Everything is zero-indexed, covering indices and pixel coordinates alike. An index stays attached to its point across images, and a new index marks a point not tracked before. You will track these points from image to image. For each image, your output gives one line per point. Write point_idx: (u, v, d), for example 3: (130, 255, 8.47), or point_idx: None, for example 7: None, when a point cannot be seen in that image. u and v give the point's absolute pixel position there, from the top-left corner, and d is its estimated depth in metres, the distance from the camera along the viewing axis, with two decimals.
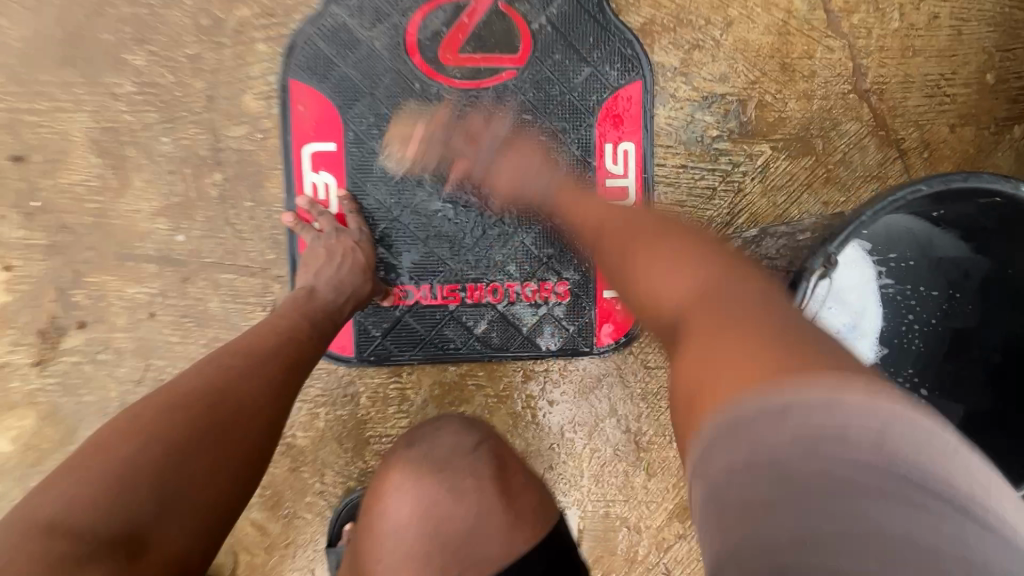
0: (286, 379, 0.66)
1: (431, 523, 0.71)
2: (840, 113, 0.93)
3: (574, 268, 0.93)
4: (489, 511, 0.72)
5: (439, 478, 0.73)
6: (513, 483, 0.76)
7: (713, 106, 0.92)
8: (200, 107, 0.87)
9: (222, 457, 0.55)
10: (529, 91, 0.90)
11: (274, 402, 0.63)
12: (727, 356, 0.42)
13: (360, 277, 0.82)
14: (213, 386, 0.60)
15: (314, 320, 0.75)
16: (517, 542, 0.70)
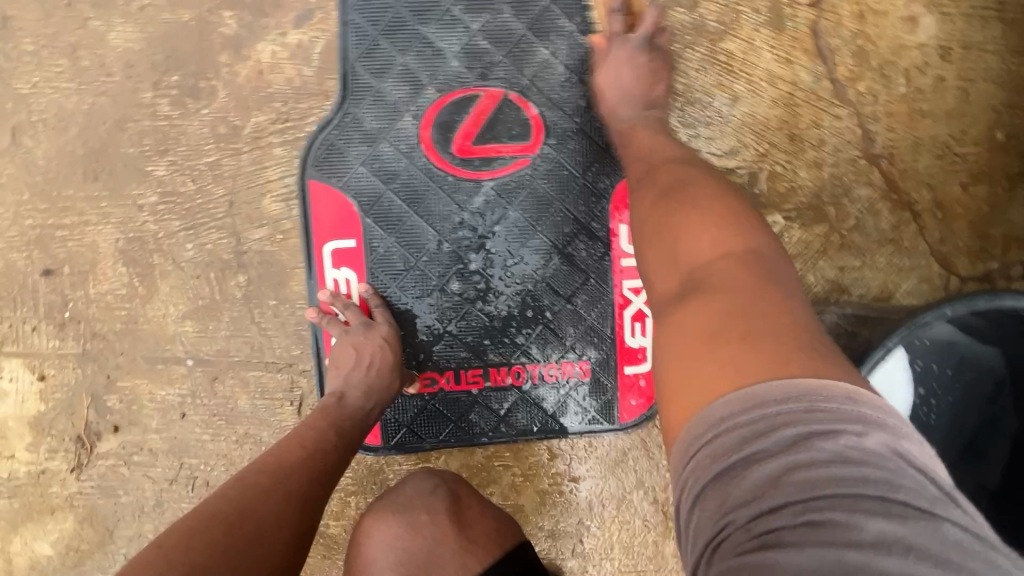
0: (308, 494, 0.65)
1: (399, 561, 0.78)
2: (851, 178, 0.93)
3: (595, 346, 0.93)
4: (445, 541, 0.79)
5: (404, 518, 0.81)
6: (468, 514, 0.82)
7: (724, 181, 0.92)
8: (221, 212, 0.89)
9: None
10: (545, 178, 0.89)
11: (295, 519, 0.62)
12: (738, 339, 0.49)
13: (387, 378, 0.81)
14: (235, 505, 0.60)
15: (342, 431, 0.74)
16: (471, 564, 0.77)
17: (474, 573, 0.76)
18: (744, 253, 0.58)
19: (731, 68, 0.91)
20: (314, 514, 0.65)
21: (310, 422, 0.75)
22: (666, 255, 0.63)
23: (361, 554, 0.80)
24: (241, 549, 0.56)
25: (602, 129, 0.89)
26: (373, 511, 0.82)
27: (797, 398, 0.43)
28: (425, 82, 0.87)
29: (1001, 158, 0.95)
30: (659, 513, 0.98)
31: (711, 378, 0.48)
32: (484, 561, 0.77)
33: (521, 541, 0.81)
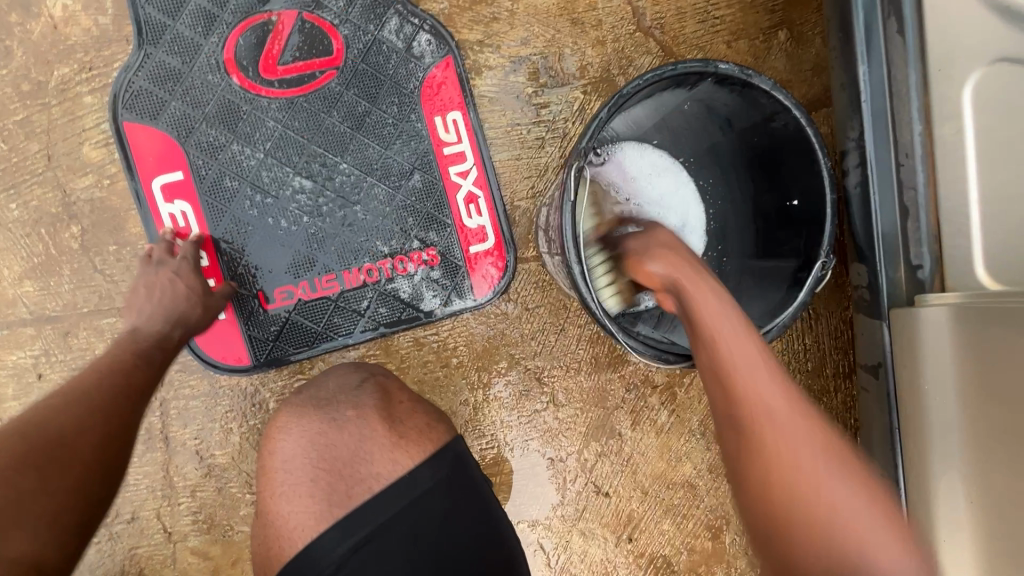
0: (123, 395, 0.71)
1: (319, 457, 0.74)
2: (632, 50, 1.06)
3: (436, 232, 1.01)
4: (374, 437, 0.75)
5: (325, 413, 0.78)
6: (400, 410, 0.80)
7: (523, 68, 1.03)
8: (41, 167, 0.90)
9: (50, 478, 0.58)
10: (354, 87, 0.97)
11: (110, 417, 0.68)
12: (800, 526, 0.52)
13: (183, 300, 0.86)
14: (29, 420, 0.63)
15: (139, 350, 0.79)
16: (400, 461, 0.73)
17: (405, 469, 0.72)
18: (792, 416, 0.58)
19: None
20: (130, 415, 0.70)
21: (106, 353, 0.79)
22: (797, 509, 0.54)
23: (275, 453, 0.75)
24: (47, 453, 0.60)
25: (398, 33, 0.98)
26: (290, 409, 0.78)
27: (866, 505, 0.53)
28: (220, 14, 0.93)
29: (752, 15, 1.11)
30: (532, 380, 1.07)
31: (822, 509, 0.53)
32: (411, 460, 0.73)
33: (450, 434, 0.80)
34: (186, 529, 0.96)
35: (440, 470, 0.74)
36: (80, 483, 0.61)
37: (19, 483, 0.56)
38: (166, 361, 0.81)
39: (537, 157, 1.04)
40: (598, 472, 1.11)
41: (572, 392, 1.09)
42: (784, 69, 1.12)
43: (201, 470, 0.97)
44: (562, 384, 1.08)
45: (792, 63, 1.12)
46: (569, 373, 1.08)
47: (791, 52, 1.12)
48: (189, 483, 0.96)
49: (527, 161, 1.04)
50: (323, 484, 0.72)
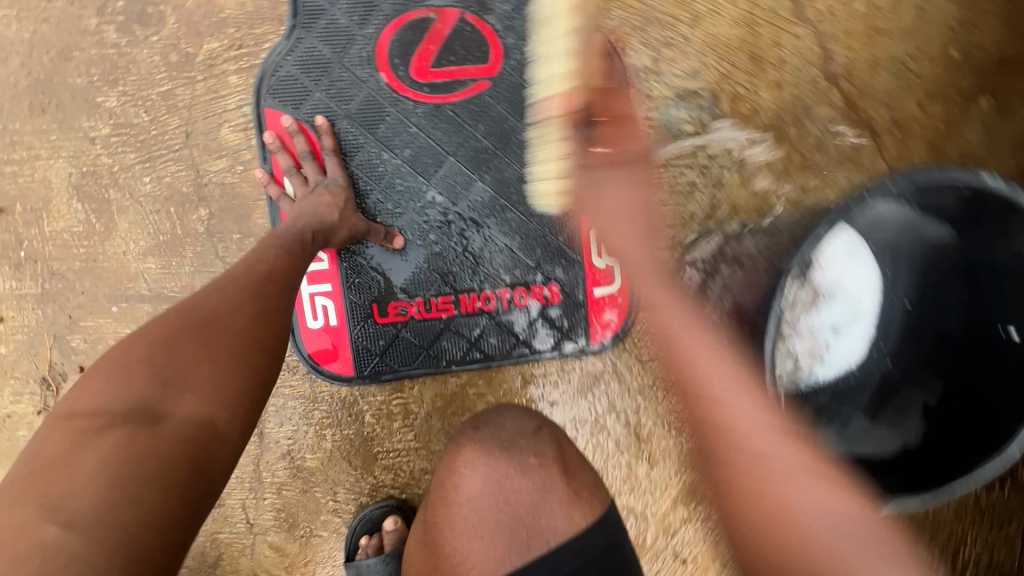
0: (265, 288, 0.66)
1: (506, 501, 0.71)
2: (811, 99, 0.94)
3: (562, 268, 0.94)
4: (552, 490, 0.71)
5: (508, 455, 0.74)
6: (572, 461, 0.75)
7: (687, 102, 0.93)
8: (179, 143, 0.86)
9: (210, 348, 0.56)
10: (505, 101, 0.90)
11: (256, 310, 0.63)
12: (784, 551, 0.49)
13: (325, 207, 0.81)
14: (188, 302, 0.61)
15: (280, 242, 0.74)
16: (576, 517, 0.69)
17: (581, 529, 0.69)
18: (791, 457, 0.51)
19: None
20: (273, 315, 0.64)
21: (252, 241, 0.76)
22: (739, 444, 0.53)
23: (458, 487, 0.73)
24: (202, 336, 0.57)
25: (561, 48, 0.89)
26: (463, 450, 0.75)
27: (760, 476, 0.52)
28: (379, 5, 0.86)
29: (956, 75, 0.96)
30: (631, 435, 1.01)
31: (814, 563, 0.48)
32: (584, 520, 0.69)
33: (611, 502, 0.74)
34: (267, 523, 0.96)
35: (608, 533, 0.70)
36: (244, 367, 0.58)
37: (182, 352, 0.55)
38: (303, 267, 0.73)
39: (685, 204, 0.95)
40: (678, 538, 1.04)
41: (671, 454, 1.02)
42: (978, 142, 0.98)
43: (289, 470, 0.96)
44: (661, 444, 1.02)
45: (989, 137, 0.98)
46: (670, 434, 1.01)
47: (990, 124, 0.97)
48: (276, 481, 0.96)
49: (671, 206, 0.94)
50: (504, 530, 0.69)
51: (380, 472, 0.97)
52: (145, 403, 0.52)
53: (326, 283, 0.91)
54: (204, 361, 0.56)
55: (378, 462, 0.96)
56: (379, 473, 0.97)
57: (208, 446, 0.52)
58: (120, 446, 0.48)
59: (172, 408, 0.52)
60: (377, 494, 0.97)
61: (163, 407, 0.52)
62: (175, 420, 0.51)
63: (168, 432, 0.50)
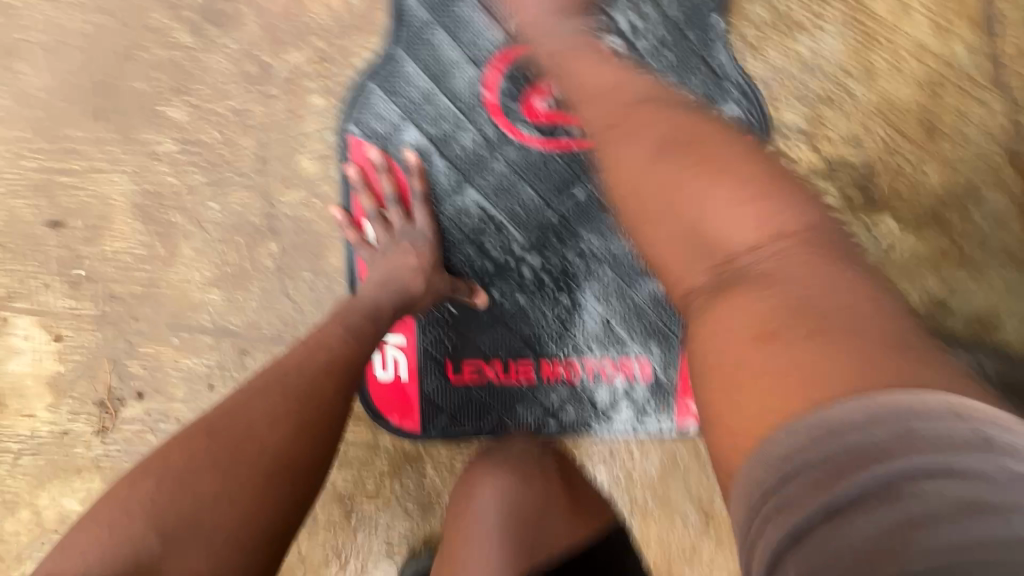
0: (315, 386, 0.57)
1: (508, 509, 0.81)
2: (987, 182, 0.79)
3: (659, 345, 0.84)
4: (556, 499, 0.84)
5: (517, 470, 0.83)
6: (579, 483, 0.87)
7: (840, 172, 0.78)
8: (251, 168, 0.76)
9: (230, 482, 0.49)
10: None
11: (296, 420, 0.54)
12: (787, 347, 0.38)
13: (409, 272, 0.71)
14: (226, 406, 0.54)
15: (351, 323, 0.65)
16: (575, 529, 0.84)
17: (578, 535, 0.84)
18: (812, 237, 0.43)
19: (870, 35, 0.75)
20: (316, 420, 0.56)
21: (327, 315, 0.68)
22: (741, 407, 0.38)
23: (471, 496, 0.82)
24: (227, 469, 0.50)
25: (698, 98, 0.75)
26: (481, 460, 0.84)
27: (866, 425, 0.32)
28: (494, 30, 0.74)
29: None
30: (703, 518, 0.93)
31: (761, 410, 0.37)
32: (586, 530, 0.85)
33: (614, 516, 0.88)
34: (318, 559, 0.94)
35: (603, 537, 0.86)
36: (264, 511, 0.50)
37: (199, 484, 0.49)
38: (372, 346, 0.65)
39: None
40: None
41: None
42: None
43: (344, 510, 0.93)
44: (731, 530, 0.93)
45: None
46: None
47: None
48: (330, 518, 0.93)
49: None
50: (510, 533, 0.80)
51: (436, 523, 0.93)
52: (142, 559, 0.45)
53: (400, 334, 0.84)
54: (221, 505, 0.48)
55: (435, 513, 0.93)
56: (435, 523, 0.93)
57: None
58: None
59: (170, 561, 0.45)
60: (431, 543, 0.94)
61: (159, 559, 0.45)
62: None
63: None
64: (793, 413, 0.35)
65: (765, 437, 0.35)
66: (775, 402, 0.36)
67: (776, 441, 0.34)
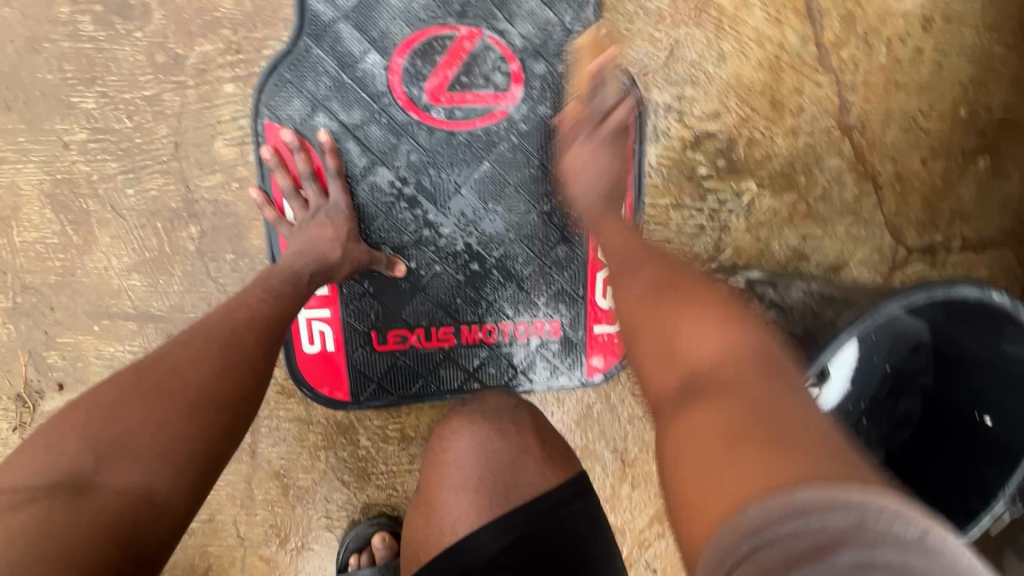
0: (238, 334, 0.63)
1: (485, 462, 0.72)
2: (824, 148, 0.95)
3: (567, 306, 0.93)
4: (528, 452, 0.73)
5: (491, 422, 0.75)
6: (549, 433, 0.76)
7: (705, 144, 0.91)
8: (166, 154, 0.79)
9: (157, 413, 0.54)
10: (522, 133, 0.85)
11: (221, 362, 0.60)
12: (754, 442, 0.41)
13: (326, 243, 0.78)
14: (154, 355, 0.59)
15: (271, 287, 0.71)
16: (548, 476, 0.71)
17: (548, 488, 0.70)
18: (757, 352, 0.51)
19: (721, 24, 0.88)
20: (240, 364, 0.61)
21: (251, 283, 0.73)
22: (696, 474, 0.43)
23: (447, 448, 0.75)
24: (154, 397, 0.55)
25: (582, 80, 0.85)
26: (460, 412, 0.77)
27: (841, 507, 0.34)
28: (395, 21, 0.80)
29: (960, 134, 0.98)
30: (618, 460, 1.03)
31: (719, 492, 0.40)
32: (557, 482, 0.71)
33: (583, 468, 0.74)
34: (258, 537, 0.97)
35: (578, 490, 0.71)
36: (195, 430, 0.55)
37: (126, 415, 0.53)
38: (294, 306, 0.72)
39: (691, 246, 0.95)
40: (652, 551, 1.08)
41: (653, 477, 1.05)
42: (970, 200, 1.02)
43: (281, 487, 0.96)
44: (643, 469, 1.04)
45: (980, 197, 1.01)
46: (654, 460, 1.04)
47: (984, 184, 1.01)
48: (267, 496, 0.96)
49: (678, 247, 0.95)
50: (484, 483, 0.71)
51: (374, 489, 0.98)
52: (77, 475, 0.49)
53: (325, 308, 0.89)
54: (150, 426, 0.53)
55: (372, 481, 0.97)
56: (373, 490, 0.98)
57: (148, 524, 0.49)
58: (41, 517, 0.45)
59: (101, 476, 0.49)
60: (370, 510, 0.99)
61: (90, 475, 0.49)
62: (102, 488, 0.49)
63: (94, 504, 0.48)
64: (749, 496, 0.37)
65: (732, 511, 0.37)
66: (738, 484, 0.39)
67: (744, 514, 0.36)
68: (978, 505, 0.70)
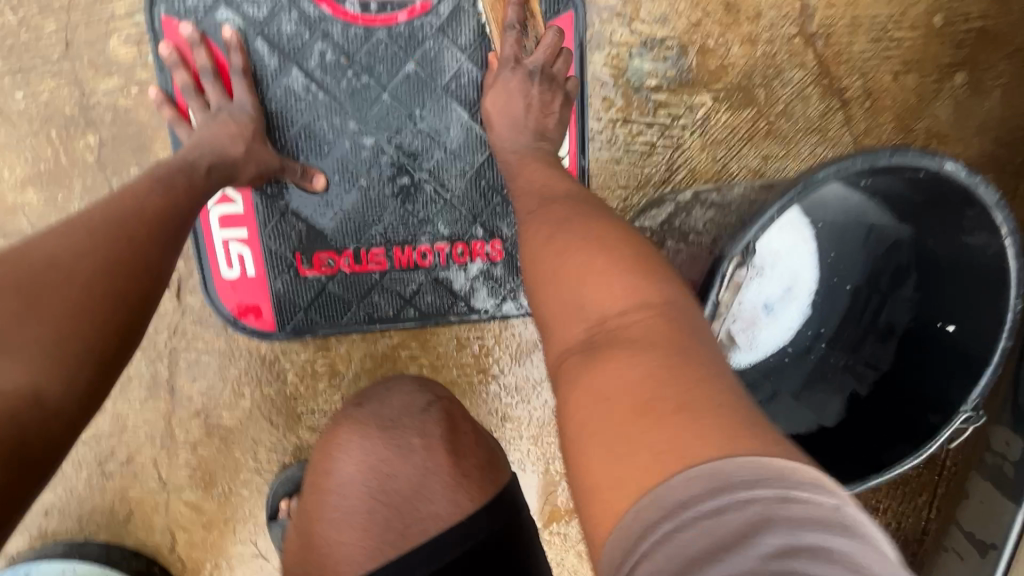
0: (128, 222, 0.55)
1: (379, 487, 0.60)
2: (784, 59, 0.88)
3: (509, 226, 0.87)
4: (436, 472, 0.61)
5: (390, 439, 0.63)
6: (463, 442, 0.64)
7: (653, 51, 0.85)
8: (57, 54, 0.74)
9: (41, 311, 0.46)
10: (447, 32, 0.80)
11: (112, 251, 0.52)
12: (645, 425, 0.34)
13: (227, 137, 0.71)
14: (26, 243, 0.50)
15: (161, 177, 0.63)
16: (459, 504, 0.60)
17: (460, 515, 0.59)
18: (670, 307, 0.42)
19: None
20: (136, 254, 0.54)
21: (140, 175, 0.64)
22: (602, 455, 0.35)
23: (331, 474, 0.61)
24: (32, 297, 0.47)
25: None
26: (352, 426, 0.64)
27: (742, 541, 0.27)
28: None
29: (935, 46, 0.91)
30: None
31: (616, 483, 0.33)
32: (472, 505, 0.60)
33: (508, 478, 0.64)
34: (181, 481, 0.91)
35: (499, 514, 0.60)
36: (78, 335, 0.47)
37: (2, 308, 0.45)
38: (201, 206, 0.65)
39: (641, 166, 0.88)
40: None
41: None
42: (948, 120, 0.93)
43: (204, 426, 0.90)
44: None
45: (958, 116, 0.93)
46: None
47: (962, 102, 0.93)
48: (190, 437, 0.90)
49: (627, 167, 0.88)
50: (379, 519, 0.59)
51: (304, 432, 0.92)
52: None
53: (241, 229, 0.82)
54: (26, 327, 0.46)
55: (302, 422, 0.91)
56: (304, 432, 0.92)
57: (29, 446, 0.43)
58: None
59: None
60: (301, 455, 0.92)
61: None
62: None
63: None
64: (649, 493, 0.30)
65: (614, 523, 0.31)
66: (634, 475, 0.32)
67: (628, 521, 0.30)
68: (937, 419, 0.65)
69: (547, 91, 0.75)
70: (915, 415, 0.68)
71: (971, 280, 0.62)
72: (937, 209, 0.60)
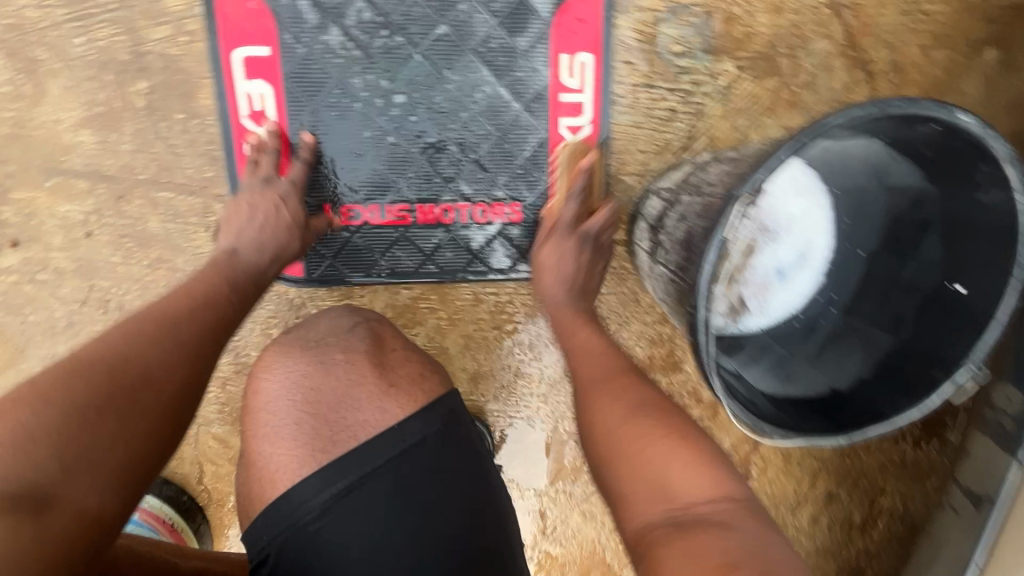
0: (205, 350, 0.59)
1: (305, 400, 0.62)
2: (811, 29, 0.88)
3: (530, 189, 0.90)
4: (363, 384, 0.64)
5: (314, 355, 0.65)
6: (391, 357, 0.68)
7: (679, 18, 0.86)
8: (115, 3, 0.79)
9: (129, 434, 0.50)
10: None
11: (187, 369, 0.56)
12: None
13: (284, 230, 0.77)
14: (112, 349, 0.53)
15: (235, 281, 0.69)
16: (389, 412, 0.62)
17: (391, 424, 0.61)
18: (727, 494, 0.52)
19: None
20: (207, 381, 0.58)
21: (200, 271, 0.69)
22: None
23: (259, 390, 0.64)
24: (124, 416, 0.50)
25: None
26: (278, 345, 0.67)
27: None
28: None
29: (967, 21, 0.90)
30: None
31: None
32: (405, 409, 0.62)
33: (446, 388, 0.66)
34: (211, 416, 0.97)
35: (433, 424, 0.62)
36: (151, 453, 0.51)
37: (96, 433, 0.48)
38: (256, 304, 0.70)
39: (661, 131, 0.90)
40: None
41: None
42: (977, 97, 0.92)
43: (234, 365, 0.95)
44: None
45: (989, 93, 0.92)
46: None
47: (993, 79, 0.91)
48: (220, 374, 0.95)
49: (648, 132, 0.90)
50: (308, 428, 0.61)
51: None
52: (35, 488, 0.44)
53: None
54: (109, 450, 0.48)
55: None
56: None
57: (108, 533, 0.47)
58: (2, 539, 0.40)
59: (65, 495, 0.45)
60: None
61: (54, 494, 0.44)
62: (64, 509, 0.44)
63: (51, 528, 0.43)
64: None
65: None
66: None
67: None
68: (941, 375, 0.67)
69: (593, 262, 0.82)
70: (921, 373, 0.68)
71: (979, 236, 0.64)
72: (947, 165, 0.64)
